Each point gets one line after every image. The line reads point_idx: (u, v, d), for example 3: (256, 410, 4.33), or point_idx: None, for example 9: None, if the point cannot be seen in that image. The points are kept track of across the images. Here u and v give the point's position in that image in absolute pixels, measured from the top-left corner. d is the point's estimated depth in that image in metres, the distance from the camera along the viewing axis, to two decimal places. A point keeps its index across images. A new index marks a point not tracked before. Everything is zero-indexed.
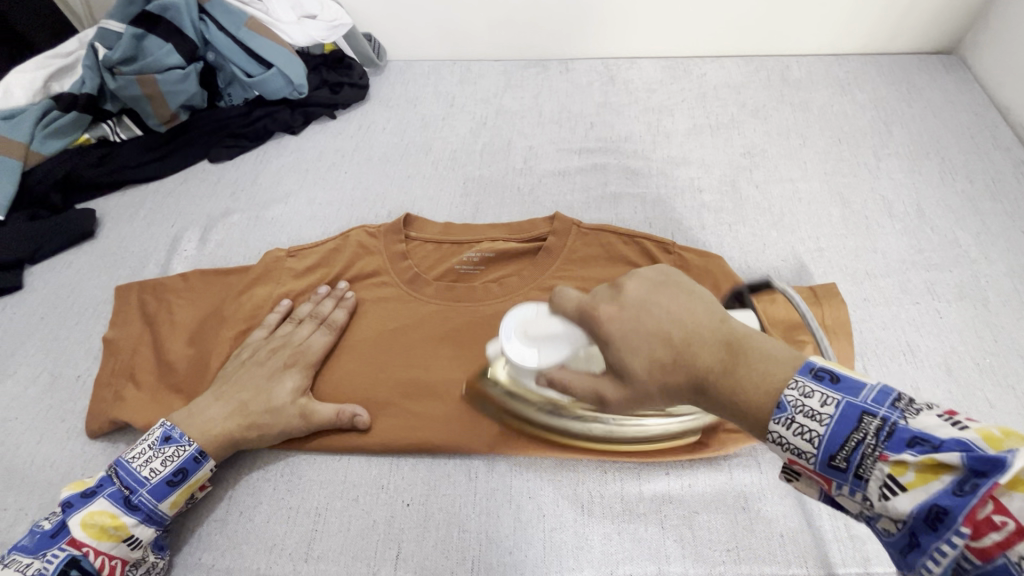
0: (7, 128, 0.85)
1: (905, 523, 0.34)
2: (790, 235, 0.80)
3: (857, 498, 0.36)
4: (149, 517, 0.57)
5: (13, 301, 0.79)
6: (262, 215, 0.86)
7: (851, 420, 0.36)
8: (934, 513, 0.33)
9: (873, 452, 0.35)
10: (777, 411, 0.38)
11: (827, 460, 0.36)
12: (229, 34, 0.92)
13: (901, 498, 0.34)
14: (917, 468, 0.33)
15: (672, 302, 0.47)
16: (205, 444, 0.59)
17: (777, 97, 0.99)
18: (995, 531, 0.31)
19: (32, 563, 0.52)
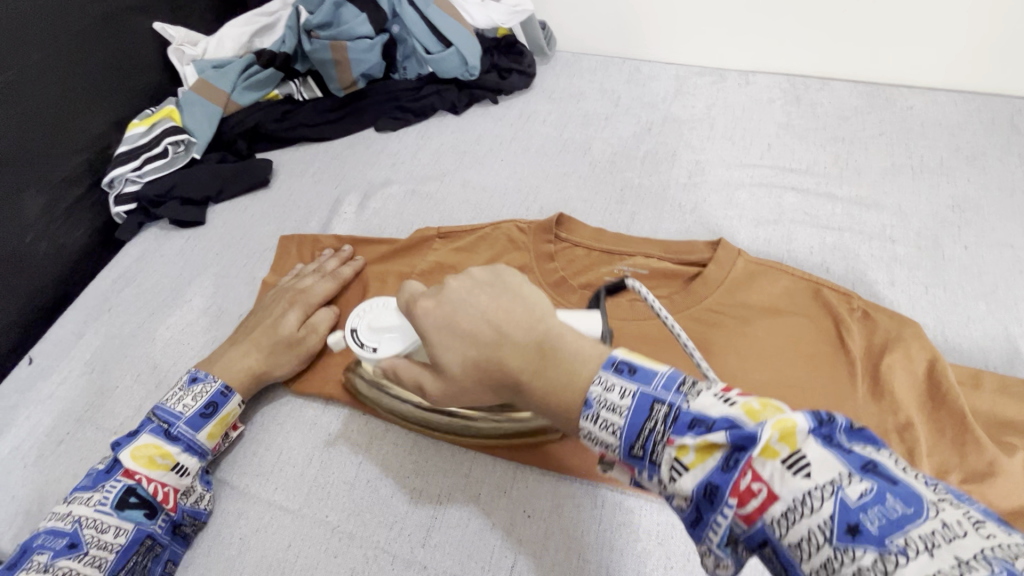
0: (215, 76, 0.93)
1: (692, 500, 0.33)
2: (1003, 312, 0.68)
3: (655, 483, 0.35)
4: (190, 445, 0.61)
5: (196, 234, 0.86)
6: (418, 189, 0.88)
7: (645, 410, 0.35)
8: (709, 490, 0.32)
9: (662, 437, 0.34)
10: (585, 408, 0.38)
11: (627, 450, 0.36)
12: (417, 10, 0.94)
13: (685, 478, 0.33)
14: (697, 448, 0.33)
15: (490, 300, 0.46)
16: (230, 380, 0.64)
17: (1003, 144, 0.85)
18: (755, 497, 0.31)
19: (94, 496, 0.56)
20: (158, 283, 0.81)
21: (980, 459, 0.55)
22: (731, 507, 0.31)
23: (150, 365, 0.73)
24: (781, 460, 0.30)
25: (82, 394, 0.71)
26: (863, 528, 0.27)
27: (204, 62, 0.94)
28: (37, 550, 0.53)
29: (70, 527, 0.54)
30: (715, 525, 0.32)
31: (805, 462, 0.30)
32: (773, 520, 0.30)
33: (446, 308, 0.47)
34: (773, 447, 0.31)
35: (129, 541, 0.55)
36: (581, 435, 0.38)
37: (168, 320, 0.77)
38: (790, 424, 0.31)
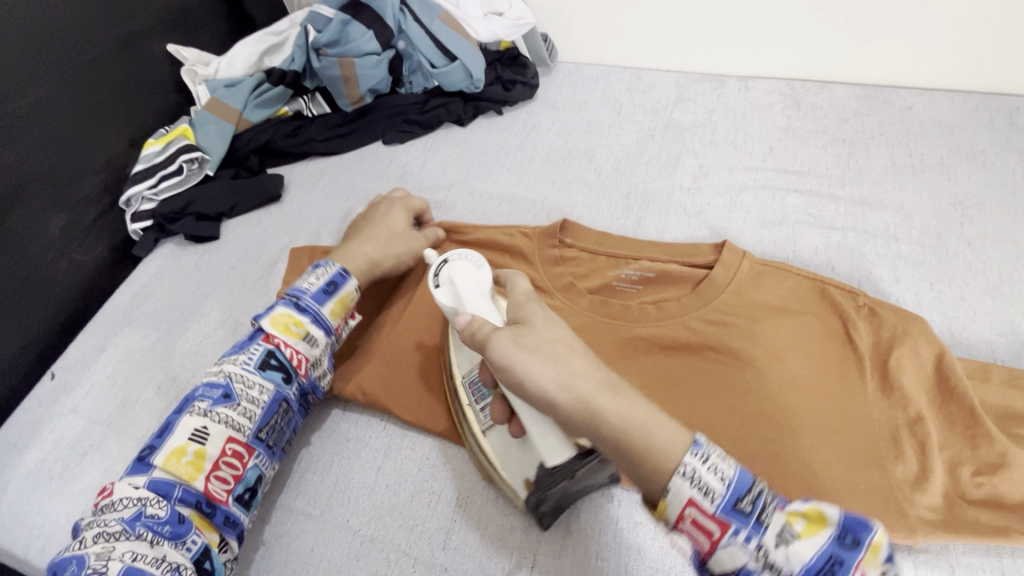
0: (227, 95, 0.95)
1: (780, 566, 0.42)
2: (1009, 306, 0.69)
3: (746, 545, 0.43)
4: (317, 319, 0.65)
5: (211, 248, 0.88)
6: (427, 200, 0.90)
7: (747, 483, 0.45)
8: (748, 495, 0.44)
9: (770, 505, 0.44)
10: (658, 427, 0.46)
11: (684, 452, 0.46)
12: (422, 26, 0.96)
13: (726, 481, 0.45)
14: (805, 521, 0.43)
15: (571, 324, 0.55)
16: (346, 266, 0.69)
17: (1002, 142, 0.86)
18: (777, 516, 0.43)
19: (241, 357, 0.61)
20: (176, 297, 0.83)
21: (991, 451, 0.56)
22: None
23: (170, 377, 0.74)
24: (873, 567, 0.41)
25: (105, 407, 0.72)
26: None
27: (216, 81, 0.96)
28: (198, 399, 0.58)
29: (222, 381, 0.59)
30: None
31: (886, 574, 0.41)
32: (787, 533, 0.42)
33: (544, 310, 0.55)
34: (871, 556, 0.41)
35: (270, 400, 0.60)
36: (674, 473, 0.45)
37: (186, 333, 0.78)
38: (881, 542, 0.41)
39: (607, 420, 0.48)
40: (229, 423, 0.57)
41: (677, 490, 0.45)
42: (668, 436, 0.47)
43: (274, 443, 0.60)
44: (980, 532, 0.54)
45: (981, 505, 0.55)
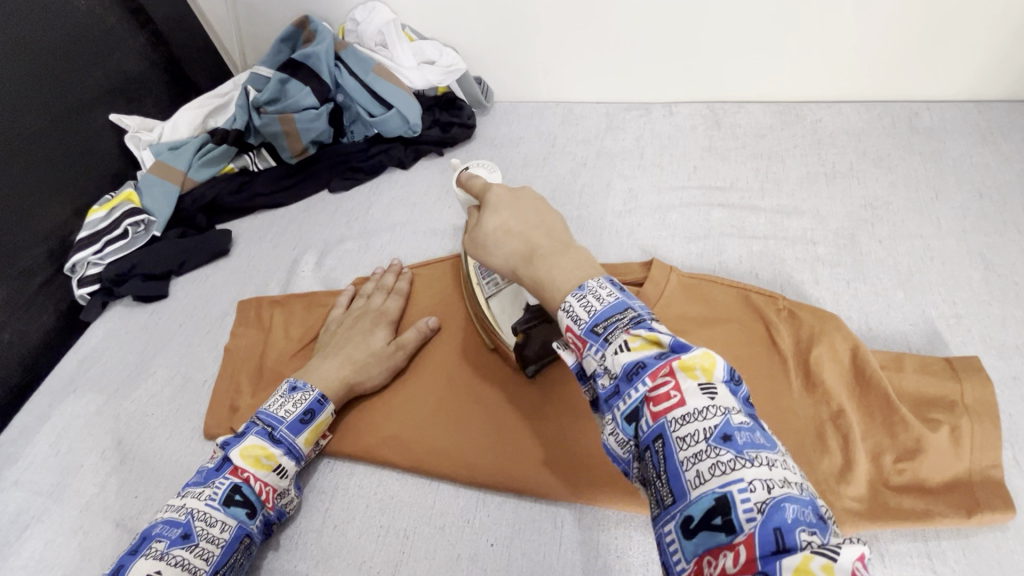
0: (171, 156, 0.98)
1: (615, 376, 0.40)
2: (921, 297, 0.73)
3: (596, 359, 0.42)
4: (290, 450, 0.62)
5: (159, 307, 0.89)
6: (371, 242, 0.93)
7: (619, 308, 0.43)
8: (637, 368, 0.39)
9: (622, 327, 0.41)
10: (578, 289, 0.45)
11: (591, 327, 0.43)
12: (358, 78, 1.01)
13: (625, 355, 0.40)
14: (643, 339, 0.40)
15: (538, 208, 0.55)
16: (325, 389, 0.66)
17: (905, 145, 0.92)
18: (668, 398, 0.38)
19: (204, 490, 0.57)
20: (123, 359, 0.83)
21: (907, 437, 0.59)
22: (645, 387, 0.39)
23: (117, 440, 0.74)
24: (698, 381, 0.38)
25: (49, 476, 0.72)
26: (734, 437, 0.35)
27: (159, 145, 0.99)
28: (155, 538, 0.52)
29: (183, 517, 0.54)
30: (627, 397, 0.39)
31: (715, 390, 0.37)
32: (674, 420, 0.37)
33: (507, 196, 0.56)
34: (697, 372, 0.38)
35: (233, 537, 0.55)
36: (561, 308, 0.45)
37: (133, 394, 0.79)
38: (716, 362, 0.38)
39: (526, 278, 0.51)
40: (185, 566, 0.51)
41: (560, 321, 0.45)
42: (574, 281, 0.46)
43: None
44: (903, 518, 0.56)
45: (904, 491, 0.57)
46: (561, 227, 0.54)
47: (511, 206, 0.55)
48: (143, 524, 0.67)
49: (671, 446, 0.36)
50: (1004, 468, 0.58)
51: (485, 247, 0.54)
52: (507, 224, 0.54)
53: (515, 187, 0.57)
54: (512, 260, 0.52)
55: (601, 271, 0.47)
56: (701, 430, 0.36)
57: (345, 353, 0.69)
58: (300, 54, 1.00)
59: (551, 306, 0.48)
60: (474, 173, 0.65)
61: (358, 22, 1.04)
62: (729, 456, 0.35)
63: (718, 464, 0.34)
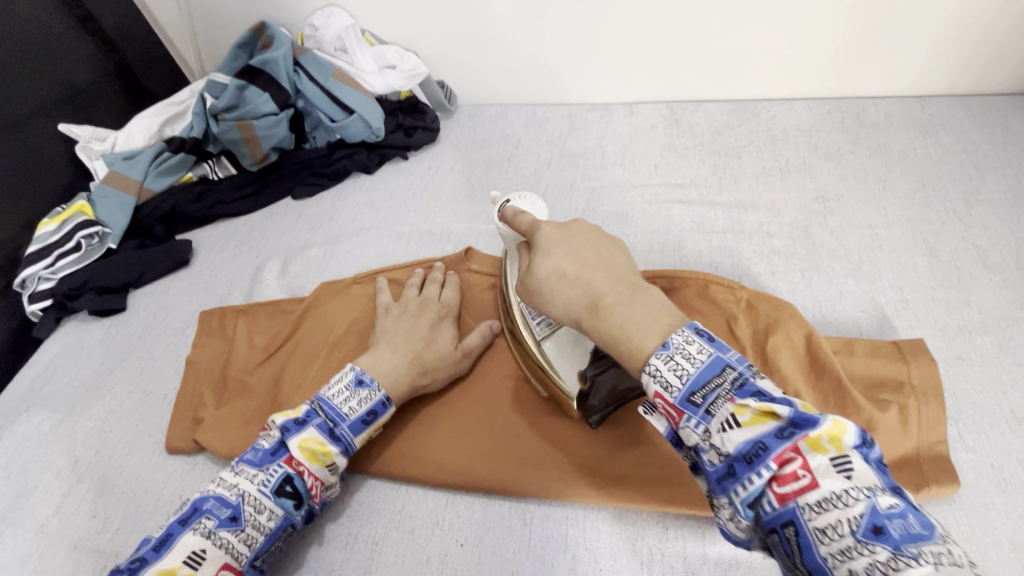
0: (126, 166, 0.96)
1: (729, 457, 0.39)
2: (870, 284, 0.76)
3: (697, 433, 0.41)
4: (347, 449, 0.60)
5: (116, 321, 0.87)
6: (336, 248, 0.92)
7: (715, 369, 0.41)
8: (756, 450, 0.38)
9: (724, 396, 0.40)
10: (661, 348, 0.43)
11: (686, 396, 0.41)
12: (318, 84, 1.00)
13: (735, 431, 0.39)
14: (754, 411, 0.39)
15: (594, 250, 0.52)
16: (391, 390, 0.63)
17: (853, 139, 0.96)
18: (798, 480, 0.37)
19: (258, 474, 0.55)
20: (78, 375, 0.80)
21: (859, 418, 0.61)
22: (769, 472, 0.38)
23: (73, 459, 0.72)
24: (830, 457, 0.37)
25: (1, 500, 0.69)
26: (888, 531, 0.33)
27: (113, 155, 0.97)
28: (205, 513, 0.53)
29: (234, 499, 0.54)
30: (745, 482, 0.38)
31: (850, 465, 0.37)
32: (806, 505, 0.36)
33: (558, 233, 0.54)
34: (826, 447, 0.37)
35: (277, 527, 0.55)
36: (642, 372, 0.43)
37: (89, 411, 0.76)
38: (846, 431, 0.38)
39: (591, 330, 0.49)
40: (228, 549, 0.52)
41: (644, 386, 0.43)
42: (653, 339, 0.44)
43: (265, 567, 0.56)
44: None
45: None
46: (626, 274, 0.50)
47: (566, 251, 0.52)
48: (102, 544, 0.65)
49: (811, 539, 0.36)
50: (949, 443, 0.61)
51: (543, 294, 0.52)
52: (563, 267, 0.51)
53: (564, 221, 0.55)
54: (572, 308, 0.50)
55: (684, 320, 0.45)
56: (839, 511, 0.35)
57: (412, 352, 0.67)
58: (258, 60, 0.98)
59: (626, 359, 0.45)
60: (517, 206, 0.62)
61: (316, 28, 1.03)
62: (887, 553, 0.33)
63: (876, 564, 0.32)
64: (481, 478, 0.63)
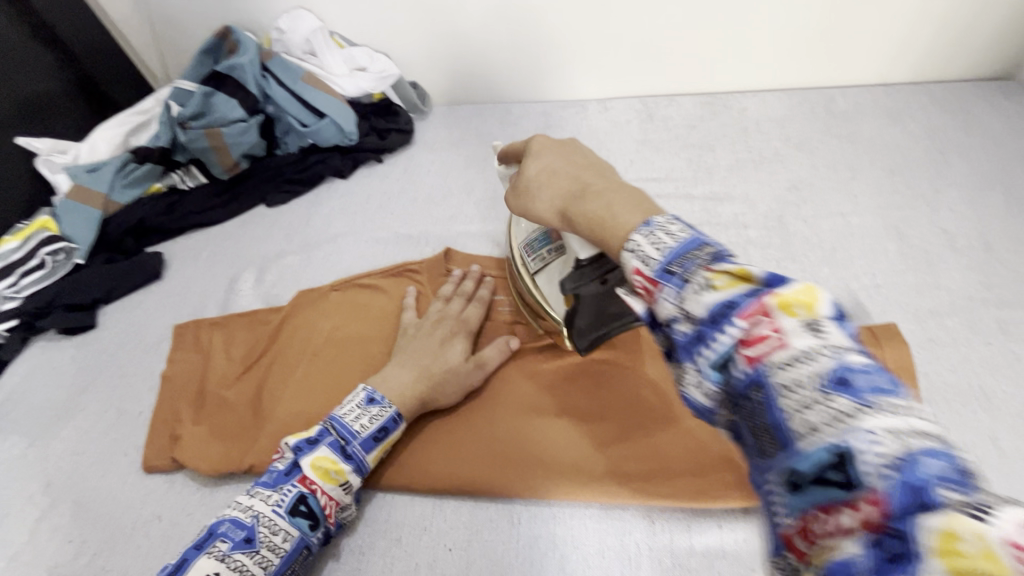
0: (90, 179, 0.93)
1: (697, 321, 0.31)
2: (844, 271, 0.77)
3: (672, 304, 0.33)
4: (359, 467, 0.59)
5: (87, 339, 0.84)
6: (313, 255, 0.91)
7: (697, 244, 0.33)
8: (723, 310, 0.30)
9: (701, 265, 0.32)
10: (643, 225, 0.37)
11: (663, 266, 0.33)
12: (287, 88, 0.98)
13: (708, 296, 0.31)
14: (730, 276, 0.31)
15: (580, 152, 0.53)
16: (401, 407, 0.63)
17: (823, 129, 0.97)
18: (764, 342, 0.28)
19: (272, 494, 0.54)
20: (48, 397, 0.78)
21: None
22: (735, 330, 0.29)
23: (45, 483, 0.70)
24: (802, 320, 0.28)
25: None
26: (854, 381, 0.25)
27: (76, 167, 0.93)
28: (220, 536, 0.51)
29: (250, 520, 0.52)
30: (713, 343, 0.30)
31: (823, 329, 0.27)
32: (776, 365, 0.27)
33: (552, 144, 0.55)
34: (798, 310, 0.28)
35: (293, 548, 0.53)
36: (625, 250, 0.37)
37: (61, 433, 0.74)
38: (820, 297, 0.29)
39: (578, 218, 0.45)
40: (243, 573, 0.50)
41: (626, 266, 0.36)
42: (633, 218, 0.39)
43: None
44: None
45: None
46: (609, 169, 0.50)
47: (556, 154, 0.53)
48: (80, 569, 0.63)
49: (773, 396, 0.27)
50: None
51: (528, 193, 0.52)
52: (553, 169, 0.51)
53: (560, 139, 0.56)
54: (561, 203, 0.49)
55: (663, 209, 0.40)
56: (803, 362, 0.26)
57: (420, 366, 0.66)
58: (224, 65, 0.96)
59: (608, 242, 0.40)
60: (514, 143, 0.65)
61: (283, 31, 1.01)
62: (849, 406, 0.25)
63: (835, 417, 0.25)
64: (470, 484, 0.62)
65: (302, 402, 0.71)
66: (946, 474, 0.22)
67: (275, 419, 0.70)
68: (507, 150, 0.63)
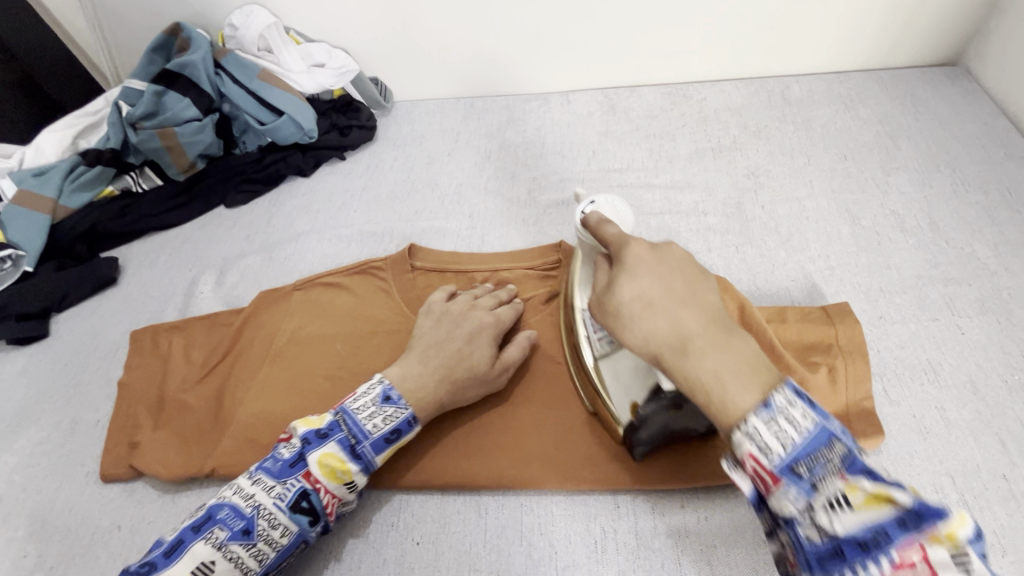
0: (37, 184, 0.90)
1: (831, 537, 0.35)
2: (800, 254, 0.79)
3: (794, 503, 0.37)
4: (367, 467, 0.58)
5: (39, 348, 0.82)
6: (275, 255, 0.89)
7: (825, 439, 0.37)
8: (870, 538, 0.34)
9: (833, 471, 0.36)
10: (762, 407, 0.38)
11: (789, 466, 0.37)
12: (242, 86, 0.97)
13: (846, 514, 0.35)
14: (868, 493, 0.35)
15: (682, 276, 0.47)
16: (418, 410, 0.60)
17: (779, 117, 0.99)
18: (913, 569, 0.33)
19: (276, 486, 0.55)
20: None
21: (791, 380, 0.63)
22: (886, 563, 0.34)
23: None
24: (948, 550, 0.33)
25: None
26: None
27: (22, 172, 0.90)
28: (219, 523, 0.53)
29: (250, 511, 0.54)
30: (857, 570, 0.34)
31: (967, 560, 0.32)
32: None
33: (648, 255, 0.48)
34: (944, 539, 0.33)
35: (290, 542, 0.55)
36: (737, 429, 0.39)
37: (13, 446, 0.72)
38: (964, 521, 0.33)
39: (675, 373, 0.43)
40: (238, 562, 0.52)
41: (737, 446, 0.39)
42: (748, 396, 0.39)
43: None
44: None
45: None
46: (696, 283, 0.47)
47: (653, 274, 0.47)
48: None
49: None
50: (874, 399, 0.65)
51: (622, 321, 0.46)
52: (649, 294, 0.46)
53: (656, 243, 0.49)
54: (654, 345, 0.44)
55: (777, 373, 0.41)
56: (779, 445, 0.37)
57: (440, 362, 0.62)
58: (175, 64, 0.94)
59: (712, 410, 0.41)
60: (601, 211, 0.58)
61: (235, 27, 0.98)
62: None
63: None
64: (444, 480, 0.62)
65: (265, 404, 0.69)
66: (911, 509, 0.34)
67: (237, 422, 0.68)
68: (597, 220, 0.56)
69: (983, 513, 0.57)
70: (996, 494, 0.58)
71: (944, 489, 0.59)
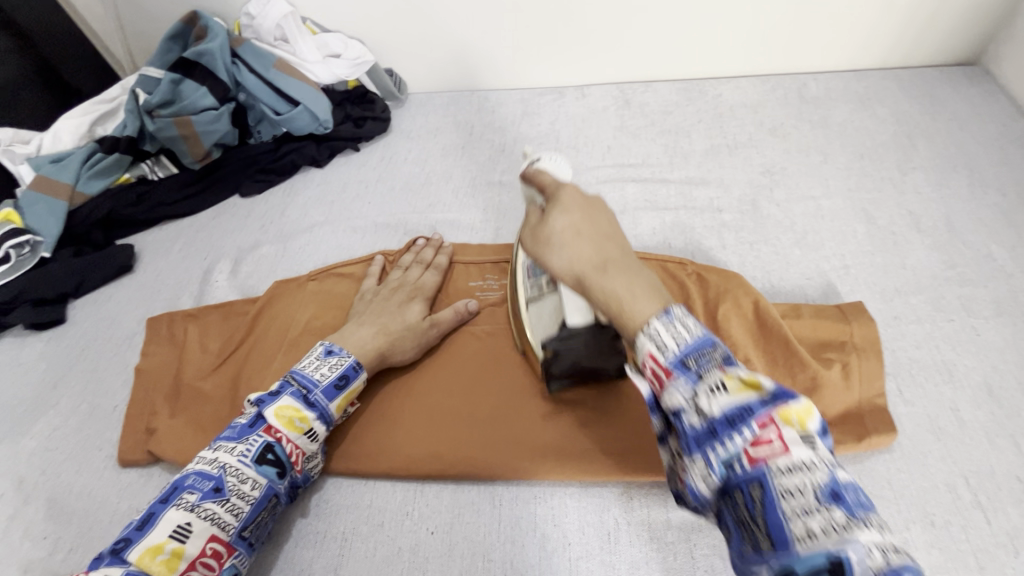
0: (55, 170, 0.90)
1: (709, 416, 0.36)
2: (815, 253, 0.79)
3: (683, 394, 0.37)
4: (323, 415, 0.60)
5: (56, 334, 0.82)
6: (289, 245, 0.90)
7: (708, 341, 0.38)
8: (739, 414, 0.35)
9: (715, 363, 0.37)
10: (662, 313, 0.40)
11: (679, 359, 0.38)
12: (258, 75, 0.97)
13: (722, 397, 0.36)
14: (741, 380, 0.36)
15: (608, 216, 0.49)
16: (360, 357, 0.64)
17: (796, 114, 0.98)
18: (768, 443, 0.33)
19: (238, 446, 0.55)
20: (16, 394, 0.76)
21: (805, 376, 0.64)
22: (747, 435, 0.34)
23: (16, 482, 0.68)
24: (799, 431, 0.34)
25: None
26: (844, 495, 0.31)
27: (40, 158, 0.91)
28: (187, 489, 0.52)
29: (216, 471, 0.53)
30: (724, 441, 0.34)
31: (813, 441, 0.34)
32: (779, 470, 0.32)
33: (581, 197, 0.50)
34: (796, 421, 0.34)
35: (262, 496, 0.55)
36: (642, 331, 0.40)
37: (32, 430, 0.73)
38: (812, 414, 0.35)
39: (594, 291, 0.45)
40: (214, 521, 0.52)
41: (638, 346, 0.40)
42: (651, 305, 0.41)
43: (255, 540, 0.55)
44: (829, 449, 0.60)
45: None
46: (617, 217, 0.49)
47: (583, 209, 0.48)
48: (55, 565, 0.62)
49: (774, 495, 0.32)
50: (889, 399, 0.65)
51: (550, 246, 0.48)
52: (576, 225, 0.48)
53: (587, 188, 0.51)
54: (577, 266, 0.46)
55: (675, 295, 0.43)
56: (672, 341, 0.38)
57: (379, 323, 0.68)
58: (192, 52, 0.93)
59: (623, 328, 0.42)
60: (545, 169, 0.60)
61: (253, 17, 0.98)
62: (842, 515, 0.30)
63: (830, 523, 0.30)
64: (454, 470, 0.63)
65: None
66: (770, 391, 0.35)
67: None
68: (534, 171, 0.57)
69: (997, 514, 0.57)
70: (1010, 495, 0.58)
71: (958, 488, 0.59)
